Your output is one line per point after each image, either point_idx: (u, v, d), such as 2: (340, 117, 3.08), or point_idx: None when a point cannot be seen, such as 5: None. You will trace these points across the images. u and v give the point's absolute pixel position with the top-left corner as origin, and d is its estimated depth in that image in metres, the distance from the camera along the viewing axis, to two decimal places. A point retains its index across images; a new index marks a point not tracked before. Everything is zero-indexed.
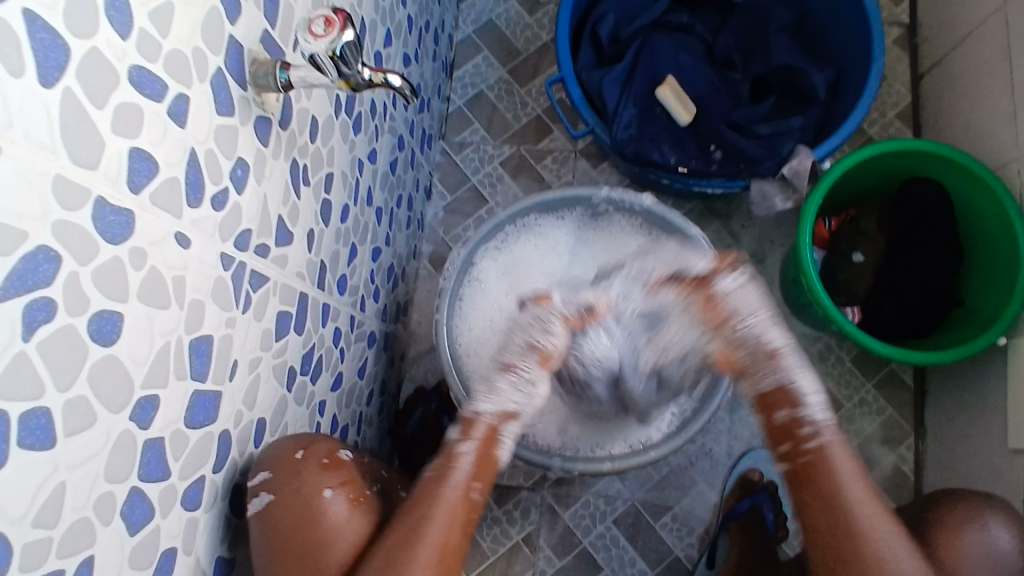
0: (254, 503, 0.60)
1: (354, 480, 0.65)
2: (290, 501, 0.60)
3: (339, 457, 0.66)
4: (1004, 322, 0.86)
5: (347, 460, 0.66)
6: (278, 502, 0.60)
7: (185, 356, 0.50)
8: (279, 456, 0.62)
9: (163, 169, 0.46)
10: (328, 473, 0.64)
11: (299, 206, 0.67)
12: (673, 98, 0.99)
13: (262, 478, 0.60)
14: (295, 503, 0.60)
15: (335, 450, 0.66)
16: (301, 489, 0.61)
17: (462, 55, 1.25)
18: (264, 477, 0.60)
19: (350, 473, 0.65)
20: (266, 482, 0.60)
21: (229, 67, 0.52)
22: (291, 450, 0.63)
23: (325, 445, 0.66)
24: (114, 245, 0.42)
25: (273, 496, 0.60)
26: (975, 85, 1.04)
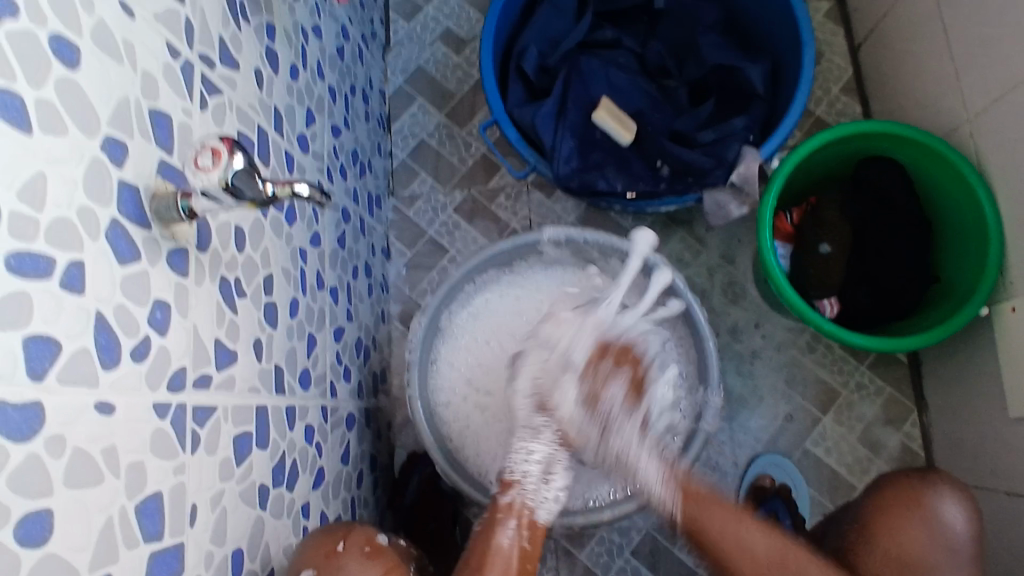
0: None
1: (397, 564, 0.70)
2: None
3: (379, 543, 0.72)
4: (983, 291, 0.84)
5: (387, 546, 0.71)
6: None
7: (132, 522, 0.48)
8: (316, 553, 0.68)
9: (67, 344, 0.44)
10: (371, 561, 0.69)
11: (238, 321, 0.65)
12: (611, 120, 0.97)
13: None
14: None
15: (374, 537, 0.72)
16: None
17: (397, 107, 1.23)
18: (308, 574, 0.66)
19: (390, 559, 0.70)
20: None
21: (125, 212, 0.50)
22: (329, 545, 0.69)
23: (361, 534, 0.72)
24: (23, 442, 0.40)
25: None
26: (913, 49, 1.02)
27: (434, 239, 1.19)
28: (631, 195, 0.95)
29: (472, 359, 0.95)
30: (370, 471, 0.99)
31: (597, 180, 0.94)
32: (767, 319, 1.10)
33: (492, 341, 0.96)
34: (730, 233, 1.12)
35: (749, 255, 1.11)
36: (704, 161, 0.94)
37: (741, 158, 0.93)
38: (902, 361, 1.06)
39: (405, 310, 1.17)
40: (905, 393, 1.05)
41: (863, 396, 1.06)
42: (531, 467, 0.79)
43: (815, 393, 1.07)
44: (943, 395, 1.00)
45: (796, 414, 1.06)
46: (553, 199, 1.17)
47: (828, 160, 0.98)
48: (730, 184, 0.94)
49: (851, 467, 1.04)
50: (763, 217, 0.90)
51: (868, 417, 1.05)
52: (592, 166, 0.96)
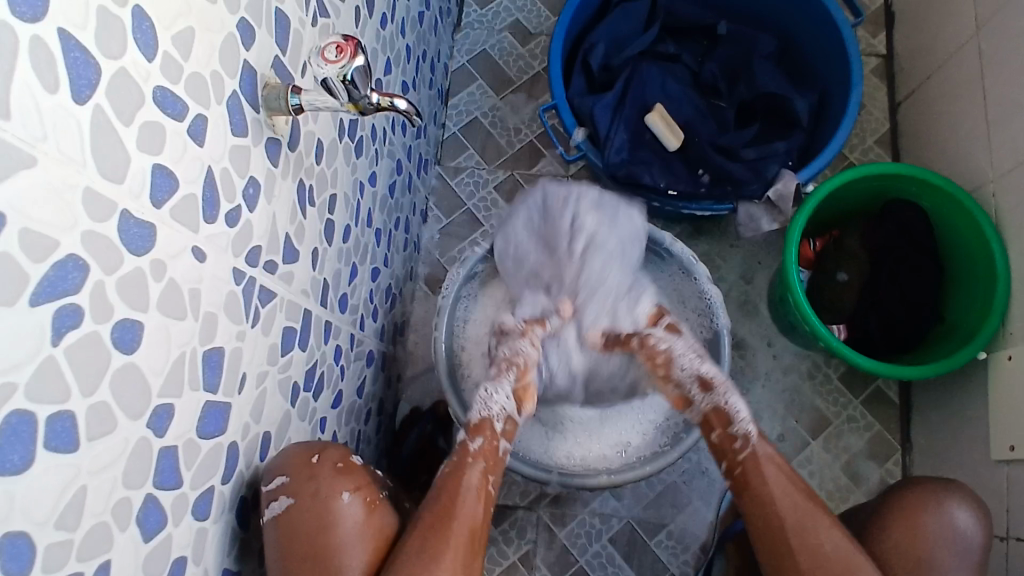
0: (271, 508, 0.61)
1: (369, 483, 0.67)
2: (309, 504, 0.62)
3: (352, 461, 0.68)
4: (982, 336, 0.89)
5: (359, 465, 0.67)
6: (299, 506, 0.62)
7: (198, 368, 0.52)
8: (291, 462, 0.64)
9: (182, 185, 0.48)
10: (342, 477, 0.65)
11: (305, 224, 0.69)
12: (662, 124, 1.04)
13: (280, 482, 0.62)
14: (313, 507, 0.62)
15: (348, 454, 0.68)
16: (319, 493, 0.63)
17: (457, 83, 1.29)
18: (281, 481, 0.62)
19: (364, 476, 0.67)
20: (284, 486, 0.62)
21: (243, 90, 0.55)
22: (305, 455, 0.65)
23: (338, 449, 0.68)
24: (137, 255, 0.43)
25: (292, 500, 0.61)
26: (951, 110, 1.08)
27: (472, 212, 1.23)
28: (671, 193, 1.00)
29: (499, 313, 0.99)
30: (377, 413, 1.02)
31: (643, 174, 1.00)
32: (775, 341, 1.14)
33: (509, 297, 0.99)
34: (752, 253, 1.17)
35: (767, 277, 1.16)
36: (743, 173, 1.00)
37: (778, 178, 0.98)
38: (894, 401, 1.11)
39: (432, 273, 1.21)
40: (893, 433, 1.10)
41: (852, 429, 1.10)
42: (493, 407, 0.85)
43: (810, 417, 1.11)
44: (929, 438, 1.05)
45: (790, 437, 1.10)
46: None
47: (857, 196, 1.04)
48: (765, 199, 0.99)
49: (832, 494, 1.07)
50: (791, 235, 0.95)
51: (853, 448, 1.09)
52: (639, 161, 1.01)
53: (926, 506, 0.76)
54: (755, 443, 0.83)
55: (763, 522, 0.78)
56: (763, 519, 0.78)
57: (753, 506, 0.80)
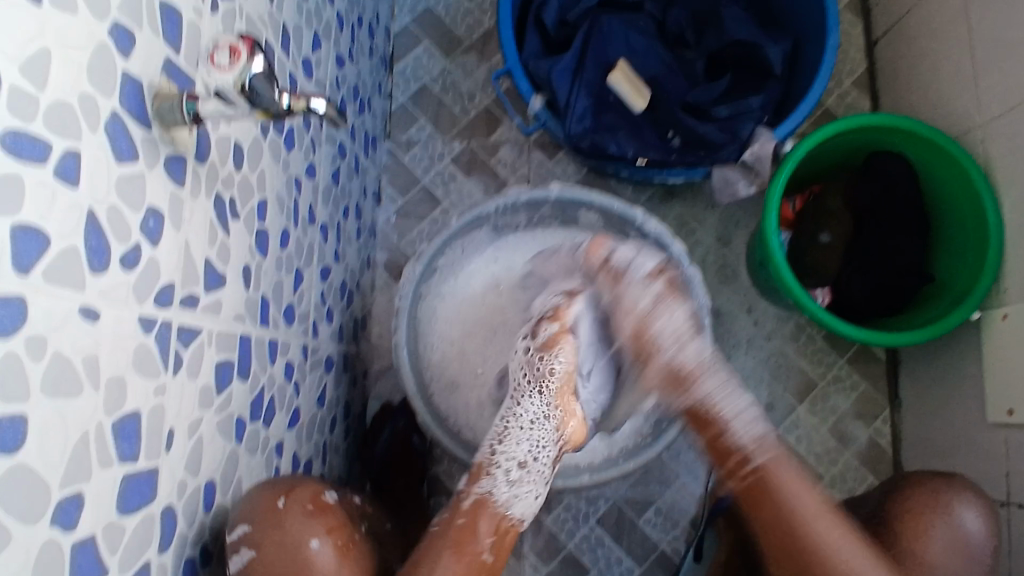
0: (235, 560, 0.59)
1: (341, 524, 0.65)
2: (273, 554, 0.60)
3: (324, 501, 0.66)
4: (975, 297, 0.85)
5: (331, 504, 0.66)
6: (261, 557, 0.59)
7: (110, 441, 0.45)
8: (256, 508, 0.61)
9: (57, 241, 0.39)
10: (314, 520, 0.63)
11: (229, 242, 0.61)
12: (626, 84, 0.94)
13: (242, 532, 0.59)
14: (280, 556, 0.60)
15: (319, 493, 0.66)
16: (286, 540, 0.61)
17: (401, 47, 1.17)
18: (243, 530, 0.59)
19: (335, 518, 0.65)
20: (247, 536, 0.59)
21: (126, 106, 0.46)
22: (271, 500, 0.63)
23: (308, 490, 0.66)
24: (5, 339, 0.36)
25: (255, 551, 0.59)
26: (933, 48, 1.01)
27: (428, 189, 1.15)
28: (641, 162, 0.92)
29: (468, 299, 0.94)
30: (343, 418, 0.96)
31: (609, 142, 0.92)
32: (756, 304, 1.10)
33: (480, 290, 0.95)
34: (728, 214, 1.11)
35: (744, 238, 1.11)
36: (717, 135, 0.92)
37: (755, 138, 0.91)
38: (880, 358, 1.08)
39: (392, 259, 1.13)
40: (880, 391, 1.07)
41: (838, 390, 1.07)
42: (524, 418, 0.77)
43: (795, 382, 1.07)
44: (917, 396, 1.02)
45: (776, 403, 1.07)
46: (554, 161, 1.14)
47: (839, 150, 0.97)
48: (740, 161, 0.94)
49: (820, 457, 1.05)
50: (771, 199, 0.89)
51: (840, 410, 1.06)
52: (604, 128, 0.93)
53: (934, 512, 0.75)
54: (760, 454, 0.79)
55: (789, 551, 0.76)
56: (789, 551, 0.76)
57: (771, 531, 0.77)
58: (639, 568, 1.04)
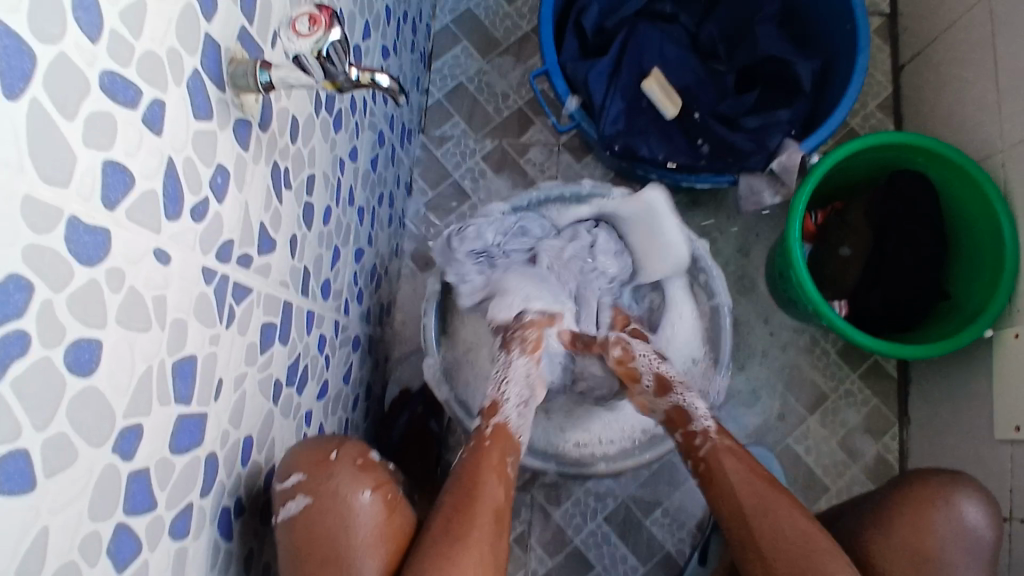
0: (287, 508, 0.58)
1: (389, 481, 0.63)
2: (325, 505, 0.58)
3: (371, 459, 0.64)
4: (990, 314, 0.87)
5: (378, 462, 0.63)
6: (313, 506, 0.58)
7: (169, 380, 0.47)
8: (310, 458, 0.61)
9: (139, 181, 0.42)
10: (363, 474, 0.61)
11: (281, 211, 0.64)
12: (658, 90, 0.96)
13: (296, 480, 0.59)
14: (329, 507, 0.58)
15: (367, 451, 0.64)
16: (337, 491, 0.59)
17: (440, 46, 1.21)
18: (298, 479, 0.59)
19: (383, 475, 0.63)
20: (301, 484, 0.59)
21: (205, 67, 0.49)
22: (321, 453, 0.62)
23: (358, 446, 0.64)
24: (90, 266, 0.38)
25: (309, 500, 0.58)
26: (957, 76, 1.03)
27: (458, 184, 1.18)
28: (670, 166, 0.95)
29: None
30: (364, 398, 0.98)
31: (640, 146, 0.94)
32: (773, 315, 1.12)
33: None
34: (749, 225, 1.13)
35: (764, 250, 1.13)
36: (745, 144, 0.94)
37: (782, 149, 0.93)
38: (891, 375, 1.09)
39: (418, 249, 1.16)
40: (890, 407, 1.08)
41: (849, 404, 1.09)
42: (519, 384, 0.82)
43: (808, 393, 1.09)
44: (928, 413, 1.04)
45: (788, 414, 1.09)
46: (582, 165, 1.17)
47: (862, 167, 1.00)
48: (767, 171, 0.95)
49: (827, 469, 1.07)
50: (794, 209, 0.91)
51: (849, 424, 1.08)
52: (636, 131, 0.96)
53: (936, 502, 0.75)
54: (710, 430, 0.79)
55: (748, 507, 0.72)
56: (737, 506, 0.73)
57: (717, 490, 0.75)
58: (643, 567, 1.06)
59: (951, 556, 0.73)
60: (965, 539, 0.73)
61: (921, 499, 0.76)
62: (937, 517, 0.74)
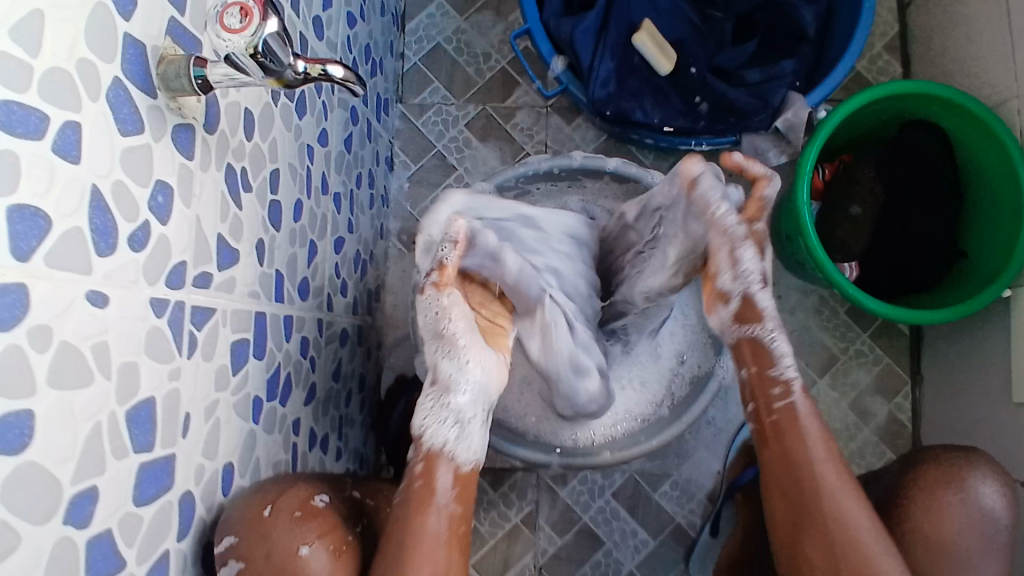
0: (224, 573, 0.53)
1: (333, 528, 0.59)
2: (262, 567, 0.54)
3: (313, 506, 0.60)
4: (1007, 276, 0.81)
5: (321, 508, 0.60)
6: (251, 569, 0.54)
7: (122, 431, 0.42)
8: (243, 515, 0.55)
9: (57, 222, 0.37)
10: (303, 526, 0.57)
11: (242, 217, 0.58)
12: (651, 45, 0.88)
13: (229, 544, 0.53)
14: (267, 568, 0.54)
15: (309, 497, 0.60)
16: (274, 550, 0.55)
17: (414, 4, 1.12)
18: (230, 542, 0.53)
19: (327, 521, 0.59)
20: (235, 548, 0.53)
21: (128, 74, 0.42)
22: (256, 507, 0.56)
23: (296, 494, 0.59)
24: (6, 331, 0.33)
25: (243, 563, 0.53)
26: (974, 9, 0.94)
27: (442, 155, 1.11)
28: (667, 130, 0.88)
29: None
30: (358, 390, 0.95)
31: (634, 109, 0.88)
32: (781, 277, 1.07)
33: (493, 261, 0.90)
34: (752, 183, 1.07)
35: (769, 209, 1.07)
36: (749, 102, 0.87)
37: (787, 105, 0.86)
38: (904, 333, 1.05)
39: (405, 227, 1.10)
40: (903, 366, 1.05)
41: (860, 364, 1.05)
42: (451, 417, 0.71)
43: (818, 356, 1.05)
44: (942, 371, 1.00)
45: (798, 379, 1.05)
46: (573, 127, 1.10)
47: (871, 121, 0.93)
48: (772, 129, 0.89)
49: (839, 433, 1.04)
50: (801, 170, 0.85)
51: (861, 385, 1.04)
52: (629, 93, 0.88)
53: (948, 484, 0.73)
54: (794, 394, 0.73)
55: (794, 488, 0.69)
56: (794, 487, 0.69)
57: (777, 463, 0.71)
58: (654, 540, 1.04)
59: (960, 544, 0.71)
60: (981, 525, 0.71)
61: (929, 485, 0.74)
62: (946, 503, 0.72)
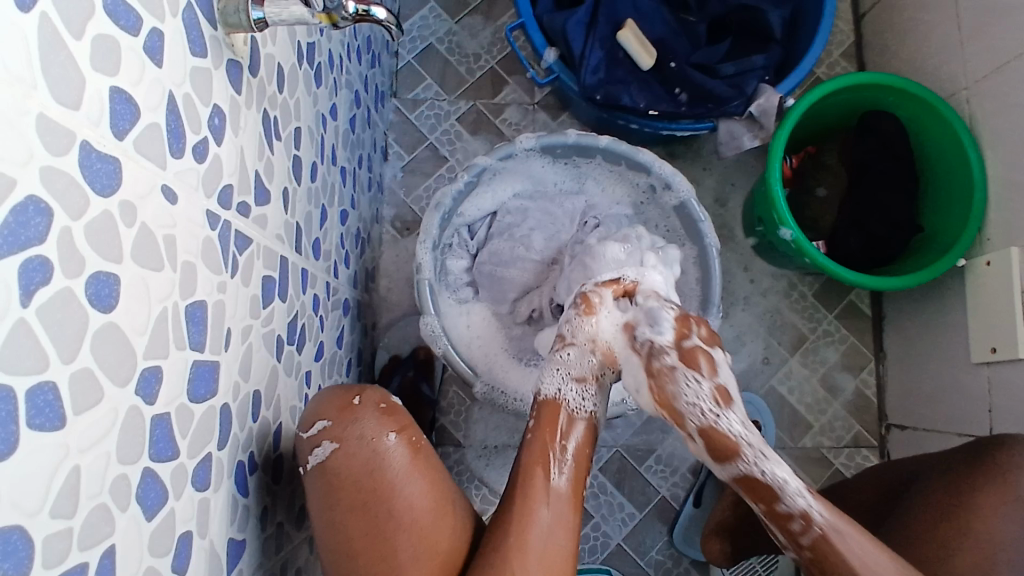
0: (316, 454, 0.61)
1: (412, 424, 0.65)
2: (353, 449, 0.60)
3: (394, 403, 0.65)
4: (963, 244, 0.90)
5: (400, 406, 0.65)
6: (341, 451, 0.60)
7: (183, 324, 0.45)
8: (334, 406, 0.63)
9: (143, 113, 0.40)
10: (386, 419, 0.63)
11: (273, 160, 0.62)
12: (635, 42, 0.96)
13: (323, 427, 0.61)
14: (357, 452, 0.60)
15: (390, 397, 0.66)
16: (360, 434, 0.61)
17: (408, 7, 1.19)
18: (324, 425, 0.61)
19: (407, 419, 0.65)
20: (327, 431, 0.61)
21: (197, 0, 0.46)
22: (345, 399, 0.64)
23: (378, 390, 0.65)
24: (103, 197, 0.36)
25: (336, 445, 0.61)
26: (919, 19, 1.06)
27: (435, 147, 1.16)
28: (653, 113, 0.96)
29: (466, 233, 0.96)
30: (356, 363, 0.97)
31: (622, 93, 0.95)
32: (753, 262, 1.14)
33: (487, 223, 0.97)
34: (725, 175, 1.16)
35: (740, 199, 1.16)
36: (724, 90, 0.95)
37: (759, 94, 0.95)
38: (866, 313, 1.13)
39: (399, 215, 1.14)
40: (866, 344, 1.13)
41: (827, 342, 1.12)
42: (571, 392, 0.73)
43: (789, 336, 1.12)
44: (903, 346, 1.08)
45: (772, 357, 1.12)
46: (558, 122, 1.17)
47: (834, 112, 1.02)
48: (746, 116, 0.97)
49: (810, 407, 1.11)
50: (773, 150, 0.92)
51: (828, 362, 1.12)
52: (616, 81, 0.96)
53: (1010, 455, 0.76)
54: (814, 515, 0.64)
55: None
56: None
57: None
58: (641, 513, 1.08)
59: None
60: None
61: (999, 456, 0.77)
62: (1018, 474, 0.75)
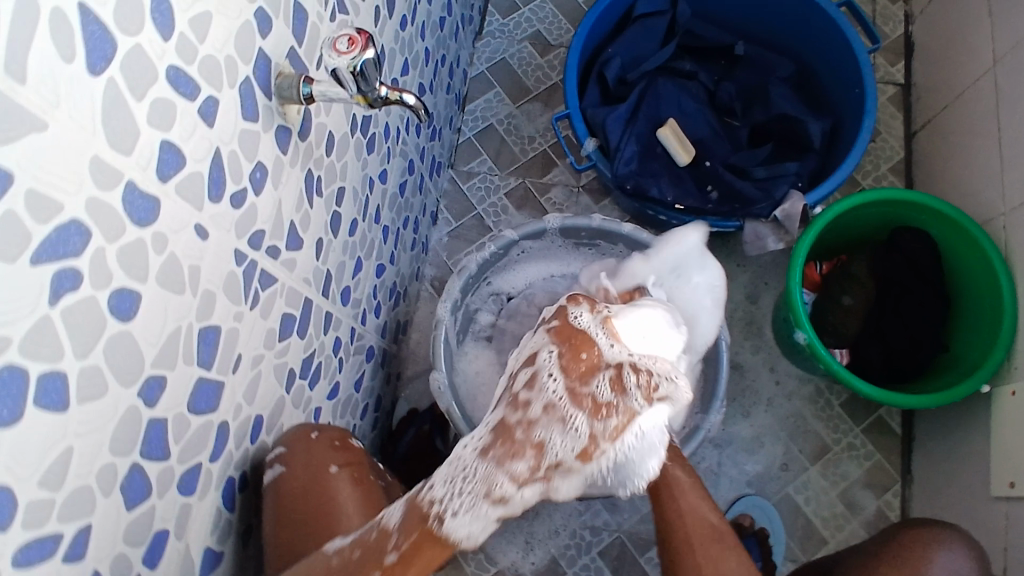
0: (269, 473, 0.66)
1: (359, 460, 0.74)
2: (300, 473, 0.67)
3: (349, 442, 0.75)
4: (987, 367, 0.87)
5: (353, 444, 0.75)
6: (289, 476, 0.66)
7: (194, 344, 0.52)
8: (294, 435, 0.69)
9: (189, 163, 0.48)
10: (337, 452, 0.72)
11: (311, 213, 0.71)
12: (673, 139, 1.04)
13: (279, 452, 0.67)
14: (301, 475, 0.67)
15: (346, 436, 0.76)
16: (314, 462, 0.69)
17: (476, 90, 1.30)
18: (280, 450, 0.67)
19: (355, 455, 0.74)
20: (281, 456, 0.67)
21: (256, 77, 0.55)
22: (305, 430, 0.71)
23: (335, 429, 0.75)
24: (140, 227, 0.44)
25: (284, 468, 0.66)
26: (965, 142, 1.07)
27: (481, 217, 1.24)
28: (678, 207, 1.00)
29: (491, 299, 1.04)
30: (374, 409, 1.03)
31: (651, 186, 1.00)
32: (779, 363, 1.13)
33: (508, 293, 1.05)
34: (759, 274, 1.17)
35: (772, 298, 1.16)
36: (753, 193, 1.00)
37: (787, 198, 0.98)
38: (895, 431, 1.09)
39: (438, 275, 1.22)
40: (893, 464, 1.08)
41: (851, 456, 1.08)
42: (459, 503, 0.58)
43: (810, 444, 1.09)
44: (931, 470, 1.03)
45: (791, 464, 1.09)
46: (599, 206, 1.24)
47: (865, 224, 1.03)
48: (772, 218, 1.00)
49: (827, 521, 1.06)
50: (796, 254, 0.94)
51: (850, 477, 1.07)
52: (648, 173, 1.01)
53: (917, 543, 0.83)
54: None
55: None
56: None
57: None
58: None
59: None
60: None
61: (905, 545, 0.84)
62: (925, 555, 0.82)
